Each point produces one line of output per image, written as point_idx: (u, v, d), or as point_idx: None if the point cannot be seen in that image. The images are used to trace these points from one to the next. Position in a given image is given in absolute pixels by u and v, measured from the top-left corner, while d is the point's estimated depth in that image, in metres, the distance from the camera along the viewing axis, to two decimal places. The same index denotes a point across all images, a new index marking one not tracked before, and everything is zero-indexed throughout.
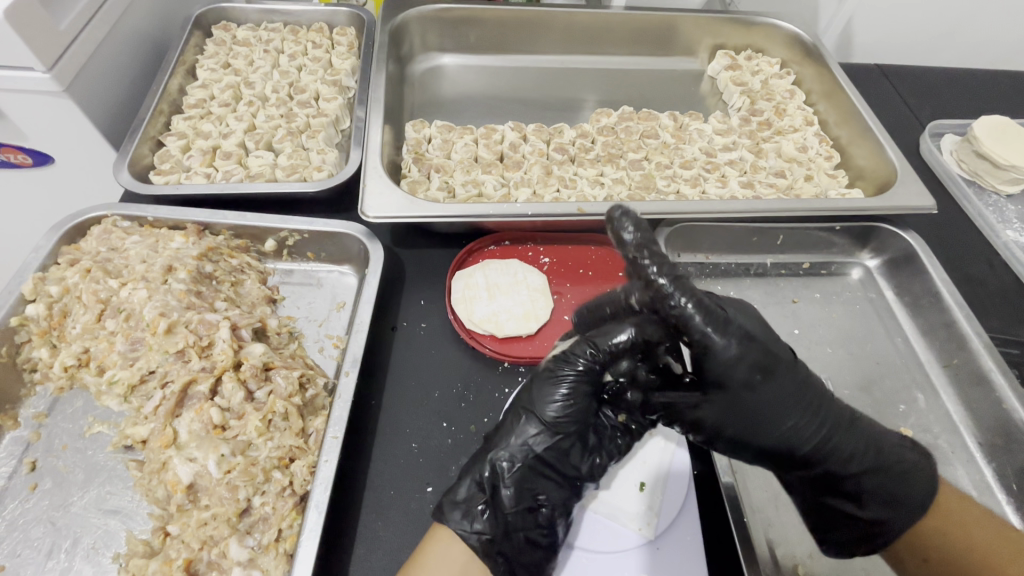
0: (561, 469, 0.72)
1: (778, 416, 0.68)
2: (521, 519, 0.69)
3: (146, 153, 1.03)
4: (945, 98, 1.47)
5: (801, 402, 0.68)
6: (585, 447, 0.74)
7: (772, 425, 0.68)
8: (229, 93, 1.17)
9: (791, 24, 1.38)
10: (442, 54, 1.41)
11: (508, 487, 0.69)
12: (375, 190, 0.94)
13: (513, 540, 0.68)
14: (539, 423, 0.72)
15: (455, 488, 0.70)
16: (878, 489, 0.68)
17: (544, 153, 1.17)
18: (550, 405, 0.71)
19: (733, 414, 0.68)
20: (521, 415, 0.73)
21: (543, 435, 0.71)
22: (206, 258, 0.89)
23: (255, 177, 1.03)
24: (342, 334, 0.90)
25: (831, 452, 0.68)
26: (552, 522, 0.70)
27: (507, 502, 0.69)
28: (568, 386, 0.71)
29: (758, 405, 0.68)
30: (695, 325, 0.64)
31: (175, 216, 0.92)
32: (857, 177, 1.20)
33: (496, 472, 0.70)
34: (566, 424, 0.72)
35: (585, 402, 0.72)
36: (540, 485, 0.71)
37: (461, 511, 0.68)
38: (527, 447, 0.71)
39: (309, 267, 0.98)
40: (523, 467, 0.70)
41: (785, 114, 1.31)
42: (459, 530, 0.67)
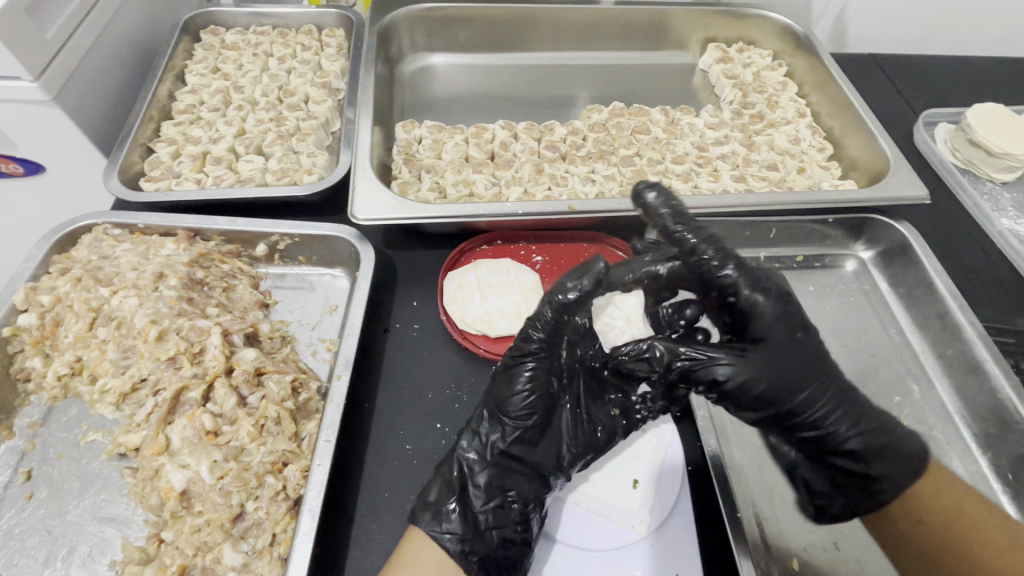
0: (532, 463, 0.72)
1: (810, 370, 0.71)
2: (492, 517, 0.69)
3: (136, 160, 1.04)
4: (939, 86, 1.46)
5: (822, 363, 0.72)
6: (552, 438, 0.74)
7: (800, 379, 0.70)
8: (218, 98, 1.17)
9: (782, 15, 1.37)
10: (432, 54, 1.40)
11: (476, 487, 0.70)
12: (365, 193, 0.94)
13: (487, 538, 0.68)
14: (499, 420, 0.72)
15: (426, 490, 0.71)
16: (875, 454, 0.71)
17: (535, 151, 1.16)
18: (513, 396, 0.71)
19: (767, 364, 0.69)
20: (484, 414, 0.73)
21: (507, 430, 0.72)
22: (197, 264, 0.89)
23: (246, 181, 1.03)
24: (335, 337, 0.90)
25: (845, 412, 0.71)
26: (525, 516, 0.70)
27: (477, 500, 0.69)
28: (529, 372, 0.71)
29: (791, 358, 0.70)
30: (741, 284, 0.71)
31: (166, 223, 0.92)
32: (851, 168, 1.20)
33: (465, 469, 0.71)
34: (529, 415, 0.72)
35: (545, 389, 0.72)
36: (509, 481, 0.71)
37: (431, 512, 0.68)
38: (493, 445, 0.72)
39: (301, 270, 0.98)
40: (490, 464, 0.71)
41: (777, 106, 1.30)
42: (430, 531, 0.67)
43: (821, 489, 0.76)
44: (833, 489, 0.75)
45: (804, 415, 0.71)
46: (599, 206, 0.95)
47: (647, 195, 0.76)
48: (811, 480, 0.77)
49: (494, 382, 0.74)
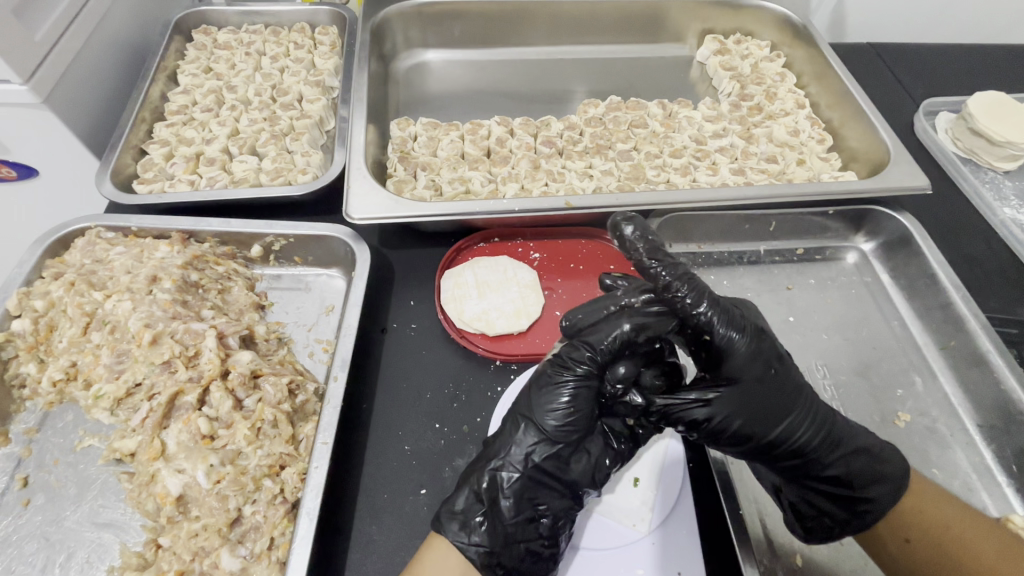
0: (568, 478, 0.69)
1: (788, 405, 0.67)
2: (521, 530, 0.67)
3: (128, 163, 1.03)
4: (938, 75, 1.45)
5: (802, 394, 0.68)
6: (587, 452, 0.71)
7: (780, 415, 0.67)
8: (211, 98, 1.16)
9: (780, 6, 1.36)
10: (427, 50, 1.39)
11: (509, 500, 0.67)
12: (360, 192, 0.93)
13: (513, 551, 0.67)
14: (536, 430, 0.69)
15: (453, 498, 0.69)
16: (858, 479, 0.68)
17: (531, 147, 1.15)
18: (557, 407, 0.69)
19: (742, 398, 0.66)
20: (520, 424, 0.70)
21: (545, 444, 0.69)
22: (192, 266, 0.88)
23: (240, 182, 1.02)
24: (331, 338, 0.90)
25: (825, 441, 0.68)
26: (553, 530, 0.69)
27: (507, 512, 0.67)
28: (570, 391, 0.68)
29: (768, 393, 0.67)
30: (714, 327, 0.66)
31: (159, 226, 0.91)
32: (851, 159, 1.18)
33: (497, 480, 0.68)
34: (569, 431, 0.69)
35: (587, 407, 0.69)
36: (542, 495, 0.69)
37: (458, 523, 0.67)
38: (528, 457, 0.69)
39: (297, 271, 0.98)
40: (525, 476, 0.68)
41: (776, 98, 1.29)
42: (457, 541, 0.66)
43: (807, 508, 0.71)
44: (817, 511, 0.70)
45: (777, 450, 0.68)
46: (596, 201, 0.94)
47: (625, 227, 0.71)
48: (796, 501, 0.72)
49: (533, 390, 0.71)
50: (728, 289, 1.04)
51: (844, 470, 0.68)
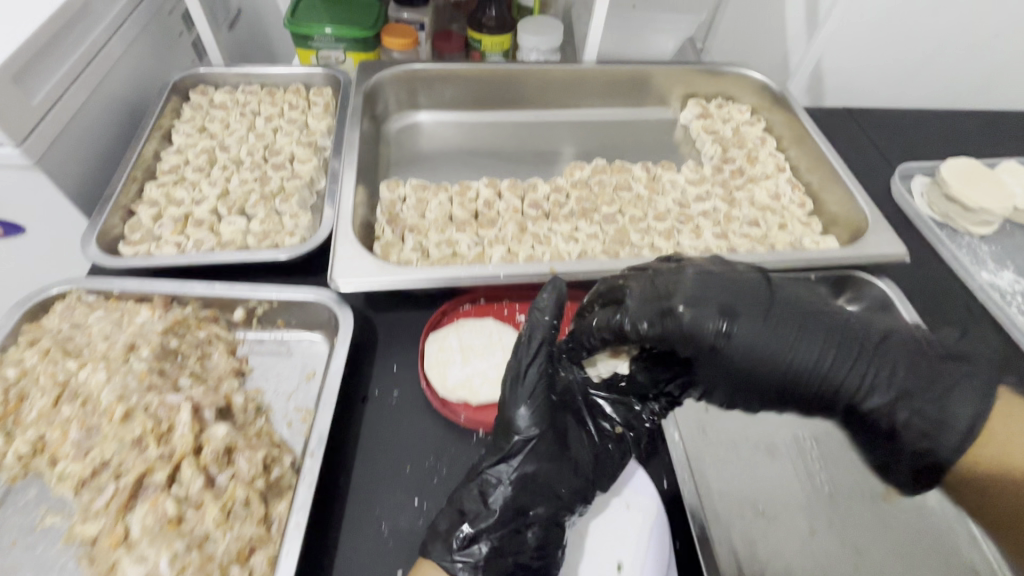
0: (548, 483, 0.72)
1: (791, 339, 0.76)
2: (507, 541, 0.69)
3: (115, 224, 1.03)
4: (912, 139, 1.51)
5: (808, 327, 0.76)
6: (563, 462, 0.74)
7: (782, 357, 0.76)
8: (203, 158, 1.17)
9: (760, 73, 1.42)
10: (419, 112, 1.43)
11: (496, 509, 0.70)
12: (346, 257, 0.94)
13: (503, 563, 0.68)
14: (510, 435, 0.74)
15: (438, 519, 0.72)
16: (913, 419, 0.71)
17: (518, 210, 1.17)
18: (525, 412, 0.74)
19: (733, 360, 0.77)
20: (496, 441, 0.76)
21: (516, 454, 0.73)
22: (172, 332, 0.87)
23: (226, 245, 1.02)
24: (311, 406, 0.88)
25: (880, 367, 0.74)
26: (540, 539, 0.70)
27: (491, 523, 0.69)
28: (528, 406, 0.74)
29: (761, 342, 0.76)
30: (679, 307, 0.77)
31: (141, 289, 0.91)
32: (830, 224, 1.22)
33: (478, 494, 0.72)
34: (536, 439, 0.73)
35: (545, 413, 0.75)
36: (526, 502, 0.71)
37: (442, 542, 0.69)
38: (507, 468, 0.72)
39: (279, 335, 0.97)
40: (509, 485, 0.71)
41: (756, 162, 1.33)
42: (443, 562, 0.67)
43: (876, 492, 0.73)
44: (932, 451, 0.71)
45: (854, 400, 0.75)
46: (581, 267, 0.96)
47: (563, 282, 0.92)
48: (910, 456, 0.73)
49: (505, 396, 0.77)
50: None
51: (886, 396, 0.73)
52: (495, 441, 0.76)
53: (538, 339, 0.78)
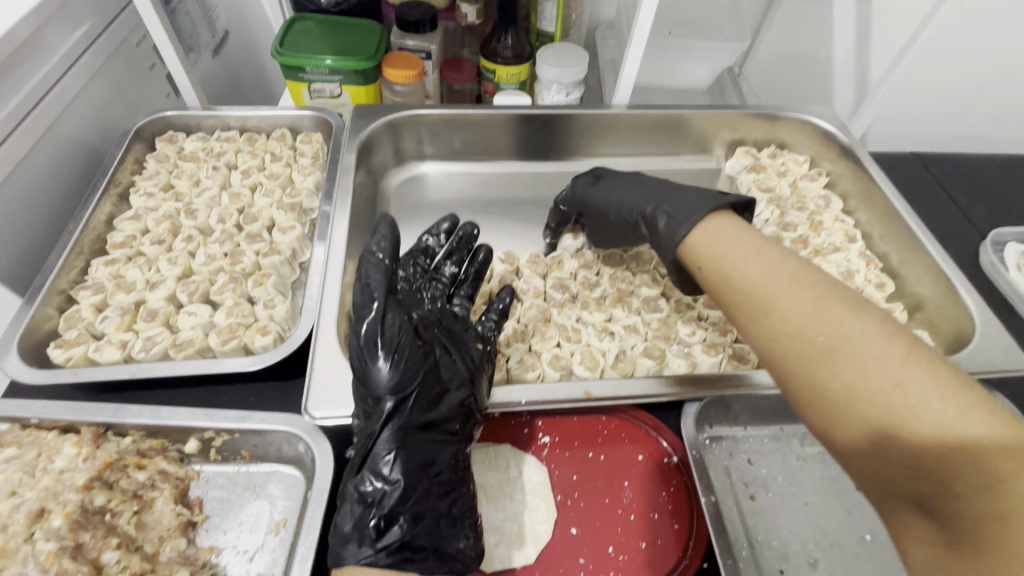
0: (427, 448, 0.69)
1: (618, 187, 0.94)
2: (417, 521, 0.65)
3: (49, 317, 0.84)
4: (995, 194, 1.30)
5: (660, 194, 0.87)
6: (415, 334, 0.72)
7: (609, 204, 0.93)
8: (164, 226, 0.98)
9: (823, 120, 1.21)
10: (423, 161, 1.23)
11: (394, 489, 0.65)
12: (325, 376, 0.75)
13: (424, 542, 0.65)
14: (372, 396, 0.69)
15: (339, 522, 0.65)
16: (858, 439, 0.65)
17: (541, 292, 0.97)
18: (382, 371, 0.68)
19: (590, 205, 0.97)
20: (367, 423, 0.69)
21: (390, 400, 0.68)
22: (98, 482, 0.68)
23: (183, 345, 0.83)
24: (278, 574, 0.69)
25: (662, 211, 0.83)
26: (452, 509, 0.68)
27: (394, 501, 0.65)
28: (387, 359, 0.69)
29: (600, 193, 0.96)
30: (577, 181, 1.00)
31: (66, 416, 0.72)
32: (916, 310, 1.01)
33: (368, 484, 0.65)
34: (398, 348, 0.70)
35: (407, 352, 0.70)
36: (421, 456, 0.68)
37: (354, 540, 0.63)
38: (383, 447, 0.67)
39: (244, 467, 0.77)
40: (398, 458, 0.66)
41: (822, 228, 1.12)
42: (359, 559, 0.62)
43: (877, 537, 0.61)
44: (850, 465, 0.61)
45: None
46: (615, 387, 0.79)
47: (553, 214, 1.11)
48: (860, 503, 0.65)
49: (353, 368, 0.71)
50: (783, 488, 0.82)
51: (687, 228, 0.77)
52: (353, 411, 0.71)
53: (371, 290, 0.72)
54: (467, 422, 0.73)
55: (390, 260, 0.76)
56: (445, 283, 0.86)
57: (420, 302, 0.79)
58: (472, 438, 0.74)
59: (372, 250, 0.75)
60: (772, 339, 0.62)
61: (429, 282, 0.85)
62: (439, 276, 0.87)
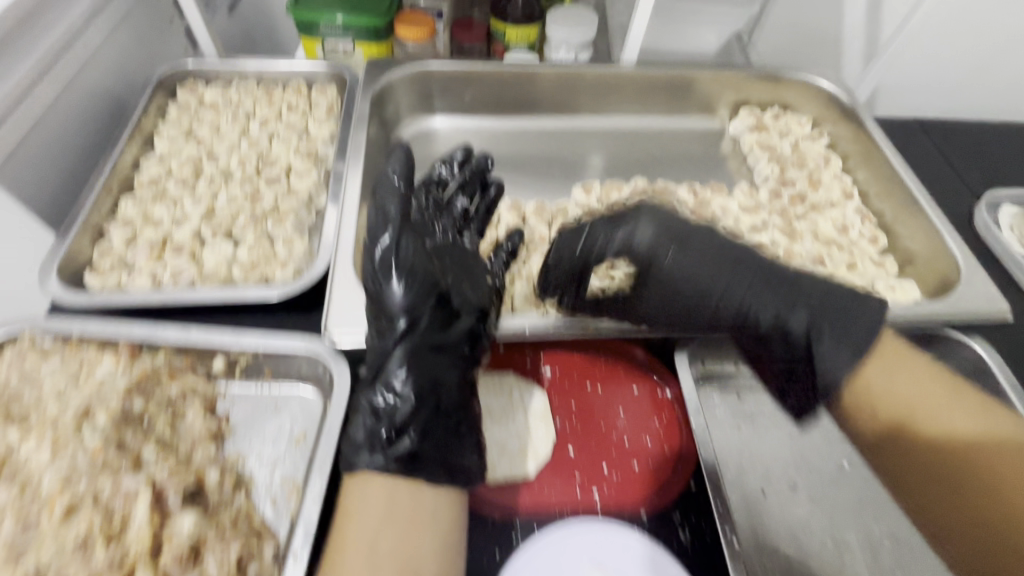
0: (436, 368, 0.73)
1: (715, 279, 0.78)
2: (424, 433, 0.70)
3: (83, 248, 0.89)
4: (994, 159, 1.32)
5: (725, 262, 0.79)
6: (425, 258, 0.78)
7: (691, 290, 0.79)
8: (188, 169, 1.03)
9: (825, 82, 1.23)
10: (434, 115, 1.27)
11: (405, 403, 0.70)
12: (344, 303, 0.81)
13: (434, 454, 0.70)
14: (386, 318, 0.75)
15: (353, 433, 0.70)
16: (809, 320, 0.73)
17: (546, 238, 1.01)
18: (395, 292, 0.75)
19: (622, 225, 0.84)
20: (382, 343, 0.75)
21: (403, 320, 0.74)
22: (137, 390, 0.73)
23: (209, 276, 0.88)
24: (300, 479, 0.75)
25: (800, 312, 0.74)
26: (459, 425, 0.73)
27: (403, 415, 0.70)
28: (400, 282, 0.75)
29: (682, 273, 0.79)
30: (610, 248, 0.83)
31: (105, 333, 0.78)
32: (907, 264, 1.05)
33: (379, 397, 0.71)
34: (411, 271, 0.76)
35: (418, 275, 0.76)
36: (430, 375, 0.73)
37: (366, 448, 0.69)
38: (395, 364, 0.72)
39: (266, 387, 0.83)
40: (409, 374, 0.71)
41: (820, 185, 1.15)
42: (372, 466, 0.67)
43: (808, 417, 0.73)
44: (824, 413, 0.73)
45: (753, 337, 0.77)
46: (617, 320, 0.83)
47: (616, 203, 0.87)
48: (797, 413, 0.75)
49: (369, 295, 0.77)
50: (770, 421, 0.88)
51: (855, 366, 0.69)
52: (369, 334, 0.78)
53: (385, 217, 0.79)
54: (475, 346, 0.77)
55: (404, 186, 0.83)
56: (455, 217, 0.91)
57: (430, 232, 0.84)
58: (479, 363, 0.79)
59: (390, 179, 0.83)
60: (897, 423, 0.67)
61: (440, 215, 0.89)
62: (451, 211, 0.91)
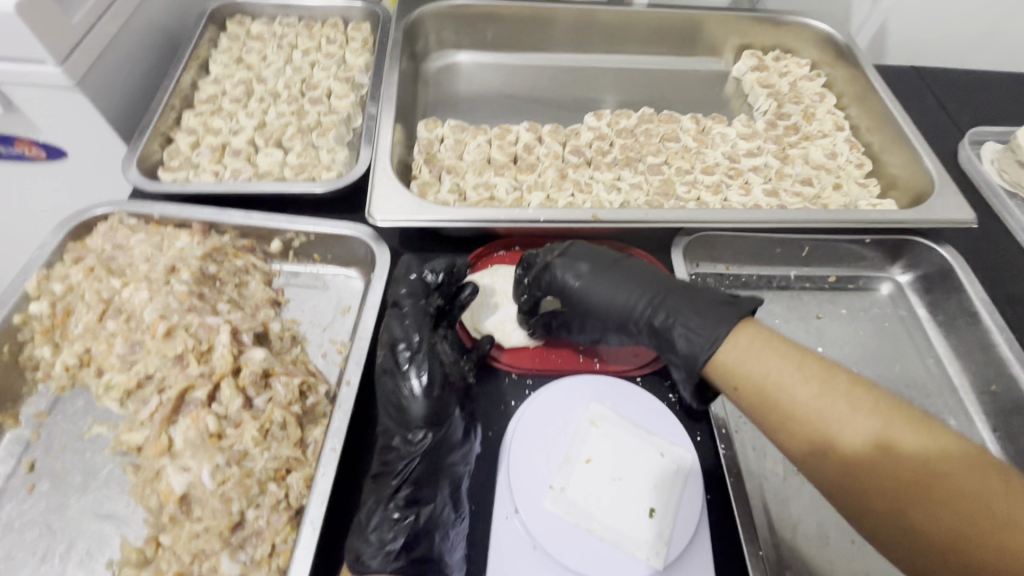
0: (448, 455, 0.73)
1: (611, 291, 0.80)
2: (433, 526, 0.69)
3: (155, 150, 1.02)
4: (985, 102, 1.39)
5: (647, 282, 0.79)
6: (437, 365, 0.75)
7: (604, 305, 0.80)
8: (241, 89, 1.15)
9: (824, 24, 1.31)
10: (459, 52, 1.37)
11: (421, 517, 0.68)
12: (383, 192, 0.91)
13: (440, 542, 0.69)
14: (407, 436, 0.72)
15: (358, 529, 0.68)
16: (680, 335, 0.71)
17: (559, 156, 1.12)
18: (416, 400, 0.72)
19: (561, 250, 0.85)
20: (393, 453, 0.72)
21: (421, 420, 0.72)
22: (211, 258, 0.87)
23: (263, 176, 1.01)
24: (346, 339, 0.88)
25: (676, 321, 0.73)
26: (461, 503, 0.73)
27: (421, 518, 0.68)
28: (418, 381, 0.73)
29: (597, 297, 0.80)
30: (553, 266, 0.83)
31: (180, 215, 0.91)
32: (889, 187, 1.14)
33: (394, 496, 0.69)
34: (428, 371, 0.74)
35: (435, 373, 0.74)
36: (440, 478, 0.72)
37: (374, 547, 0.66)
38: (411, 468, 0.70)
39: (315, 269, 0.96)
40: (422, 480, 0.70)
41: (814, 119, 1.25)
42: (383, 566, 0.65)
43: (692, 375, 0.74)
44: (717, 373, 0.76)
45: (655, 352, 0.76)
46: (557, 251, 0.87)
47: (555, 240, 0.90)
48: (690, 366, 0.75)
49: (388, 398, 0.74)
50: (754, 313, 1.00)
51: (705, 340, 0.68)
52: (383, 444, 0.74)
53: (415, 333, 0.76)
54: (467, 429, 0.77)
55: (414, 277, 0.83)
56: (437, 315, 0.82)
57: (428, 330, 0.78)
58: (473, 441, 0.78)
59: (419, 276, 0.83)
60: (810, 436, 0.59)
61: (429, 322, 0.79)
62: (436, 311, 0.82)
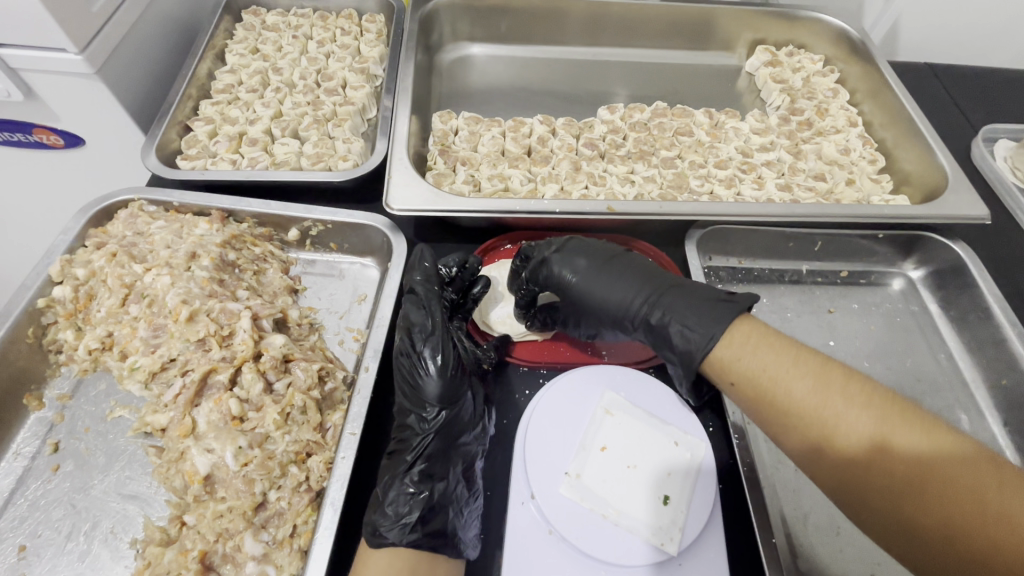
0: (461, 437, 0.74)
1: (609, 286, 0.79)
2: (446, 503, 0.69)
3: (173, 138, 1.03)
4: (999, 100, 1.39)
5: (644, 279, 0.79)
6: (451, 347, 0.75)
7: (600, 302, 0.79)
8: (257, 79, 1.16)
9: (838, 19, 1.31)
10: (472, 44, 1.38)
11: (435, 493, 0.69)
12: (400, 182, 0.92)
13: (452, 521, 0.69)
14: (422, 415, 0.74)
15: (375, 504, 0.69)
16: (678, 333, 0.72)
17: (573, 148, 1.13)
18: (430, 380, 0.73)
19: (557, 247, 0.84)
20: (409, 432, 0.74)
21: (433, 400, 0.73)
22: (230, 245, 0.88)
23: (280, 165, 1.02)
24: (362, 327, 0.89)
25: (673, 319, 0.73)
26: (473, 485, 0.73)
27: (435, 494, 0.69)
28: (432, 361, 0.73)
29: (593, 292, 0.80)
30: (550, 261, 0.82)
31: (200, 202, 0.92)
32: (902, 182, 1.15)
33: (410, 470, 0.70)
34: (442, 352, 0.74)
35: (449, 354, 0.74)
36: (453, 457, 0.72)
37: (389, 519, 0.66)
38: (425, 445, 0.72)
39: (331, 258, 0.97)
40: (436, 455, 0.71)
41: (827, 114, 1.25)
42: (398, 538, 0.65)
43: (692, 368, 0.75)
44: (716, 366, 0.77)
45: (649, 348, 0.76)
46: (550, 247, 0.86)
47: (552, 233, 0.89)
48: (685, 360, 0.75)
49: (403, 378, 0.76)
50: (766, 307, 1.01)
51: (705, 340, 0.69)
52: (401, 421, 0.76)
53: (430, 317, 0.77)
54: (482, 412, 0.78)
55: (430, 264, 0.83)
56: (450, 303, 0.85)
57: (444, 313, 0.80)
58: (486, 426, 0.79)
59: (434, 263, 0.84)
60: (808, 428, 0.61)
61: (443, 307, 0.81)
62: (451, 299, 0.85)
